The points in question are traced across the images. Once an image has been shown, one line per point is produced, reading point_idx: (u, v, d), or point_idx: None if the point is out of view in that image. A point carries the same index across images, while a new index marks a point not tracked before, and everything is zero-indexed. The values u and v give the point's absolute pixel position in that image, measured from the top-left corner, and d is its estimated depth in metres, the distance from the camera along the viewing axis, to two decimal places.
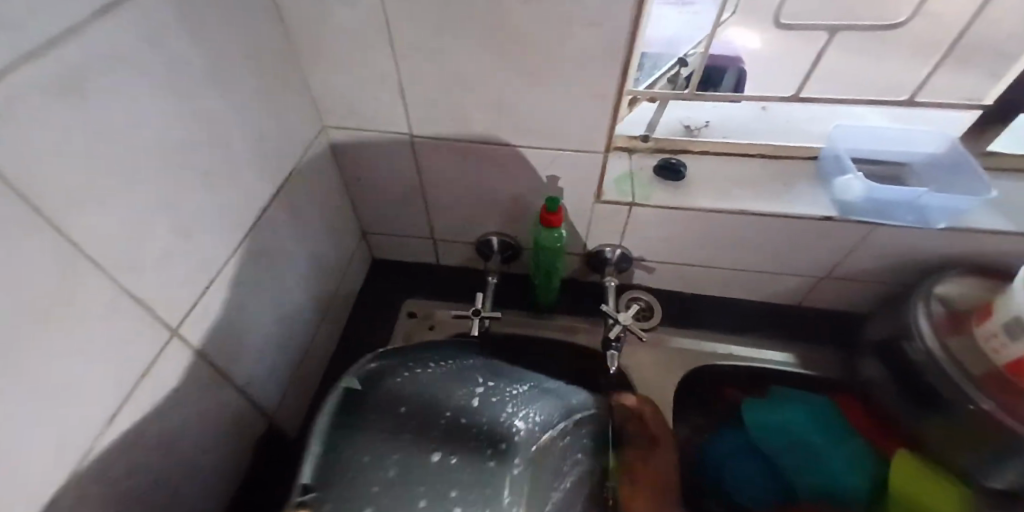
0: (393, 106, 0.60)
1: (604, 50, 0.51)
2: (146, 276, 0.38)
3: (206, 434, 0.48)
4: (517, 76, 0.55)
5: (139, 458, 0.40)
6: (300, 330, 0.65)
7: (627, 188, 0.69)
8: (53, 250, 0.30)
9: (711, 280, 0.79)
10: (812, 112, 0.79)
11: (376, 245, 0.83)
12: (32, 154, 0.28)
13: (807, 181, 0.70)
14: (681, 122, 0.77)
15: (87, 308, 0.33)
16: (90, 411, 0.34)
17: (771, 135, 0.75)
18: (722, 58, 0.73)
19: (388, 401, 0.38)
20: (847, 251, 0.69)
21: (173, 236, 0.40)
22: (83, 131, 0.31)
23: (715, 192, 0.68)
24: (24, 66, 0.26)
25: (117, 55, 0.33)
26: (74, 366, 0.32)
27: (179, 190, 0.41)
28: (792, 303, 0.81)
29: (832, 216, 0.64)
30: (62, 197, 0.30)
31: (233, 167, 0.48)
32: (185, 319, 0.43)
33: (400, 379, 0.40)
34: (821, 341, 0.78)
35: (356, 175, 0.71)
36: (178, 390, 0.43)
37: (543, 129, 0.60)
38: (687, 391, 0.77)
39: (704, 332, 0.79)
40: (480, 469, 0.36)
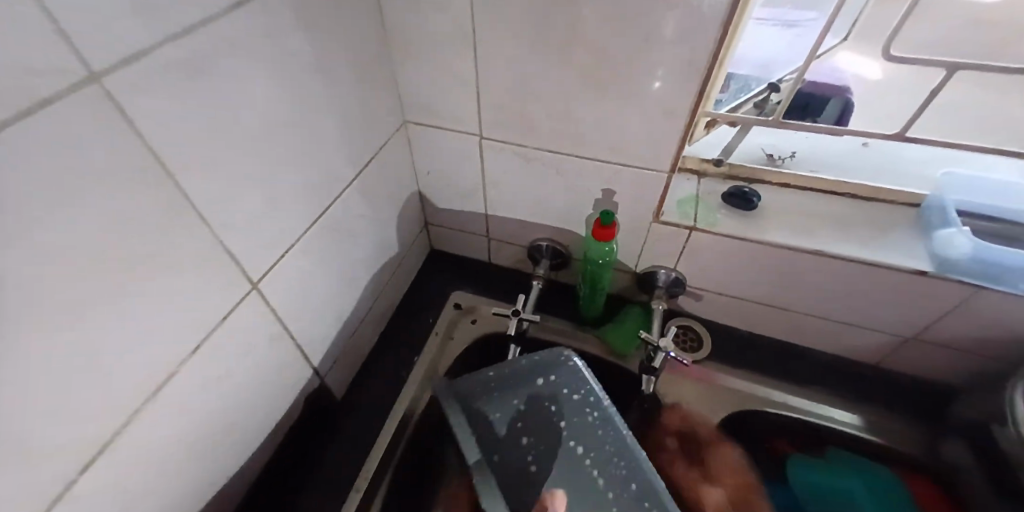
0: (469, 106, 0.63)
1: (683, 70, 0.50)
2: (235, 235, 0.43)
3: (266, 383, 0.53)
4: (592, 90, 0.55)
5: (206, 393, 0.45)
6: (357, 305, 0.69)
7: (691, 212, 0.67)
8: (163, 199, 0.35)
9: (773, 321, 0.73)
10: (921, 154, 0.72)
11: (436, 237, 0.87)
12: (158, 120, 0.33)
13: (901, 229, 0.63)
14: (764, 151, 0.73)
15: (185, 255, 0.39)
16: (175, 341, 0.40)
17: (867, 174, 0.68)
18: (828, 87, 0.72)
19: (506, 422, 0.64)
20: (941, 312, 0.61)
21: (262, 204, 0.46)
22: (201, 105, 0.36)
23: (789, 228, 0.64)
24: (160, 47, 0.32)
25: (237, 43, 0.38)
26: (166, 303, 0.38)
27: (271, 166, 0.46)
28: (869, 362, 0.73)
29: (926, 271, 0.58)
30: (181, 157, 0.36)
31: (320, 150, 0.52)
32: (264, 278, 0.49)
33: (494, 399, 0.65)
34: (900, 408, 0.69)
35: (427, 168, 0.75)
36: (249, 339, 0.49)
37: (610, 143, 0.60)
38: (733, 435, 0.73)
39: (761, 375, 0.73)
40: (572, 443, 0.63)
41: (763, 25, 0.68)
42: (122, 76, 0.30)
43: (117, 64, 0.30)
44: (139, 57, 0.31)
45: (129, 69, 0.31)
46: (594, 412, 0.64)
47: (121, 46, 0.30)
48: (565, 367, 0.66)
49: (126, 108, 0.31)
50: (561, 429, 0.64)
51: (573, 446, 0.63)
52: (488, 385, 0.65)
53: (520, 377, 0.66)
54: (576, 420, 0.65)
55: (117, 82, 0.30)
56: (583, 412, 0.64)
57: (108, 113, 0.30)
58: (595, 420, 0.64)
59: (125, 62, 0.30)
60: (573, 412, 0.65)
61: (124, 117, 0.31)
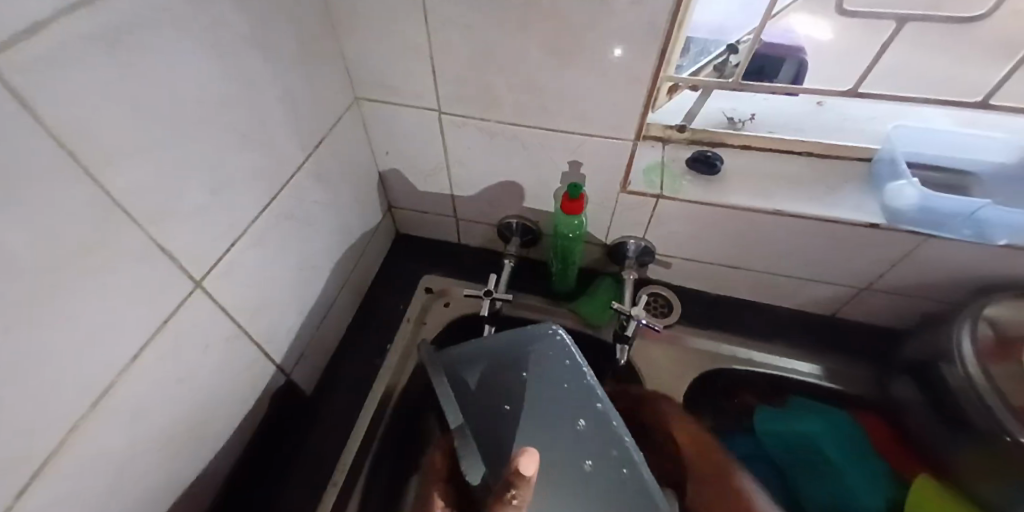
0: (424, 79, 0.60)
1: (642, 31, 0.49)
2: (173, 229, 0.40)
3: (224, 382, 0.51)
4: (552, 57, 0.53)
5: (155, 401, 0.42)
6: (321, 296, 0.66)
7: (656, 179, 0.66)
8: (82, 195, 0.32)
9: (739, 282, 0.75)
10: (871, 109, 0.73)
11: (400, 220, 0.85)
12: (67, 104, 0.29)
13: (855, 184, 0.65)
14: (724, 114, 0.73)
15: (115, 253, 0.35)
16: (115, 348, 0.36)
17: (821, 132, 0.70)
18: (782, 48, 0.72)
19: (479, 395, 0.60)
20: (891, 262, 0.64)
21: (202, 194, 0.42)
22: (120, 86, 0.32)
23: (750, 190, 0.65)
24: (61, 19, 0.28)
25: (156, 14, 0.34)
26: (100, 307, 0.35)
27: (208, 153, 0.42)
28: (828, 314, 0.76)
29: (879, 224, 0.60)
30: (98, 145, 0.32)
31: (264, 133, 0.49)
32: (211, 274, 0.45)
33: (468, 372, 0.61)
34: (854, 354, 0.73)
35: (385, 149, 0.71)
36: (202, 339, 0.46)
37: (573, 112, 0.58)
38: (703, 393, 0.76)
39: (729, 335, 0.75)
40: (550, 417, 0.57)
41: None
42: (16, 53, 0.26)
43: (8, 40, 0.25)
44: (38, 29, 0.27)
45: (25, 46, 0.26)
46: (583, 385, 0.56)
47: (15, 17, 0.25)
48: (547, 339, 0.60)
49: (29, 91, 0.27)
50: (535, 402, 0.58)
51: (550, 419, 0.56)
52: (463, 360, 0.62)
53: (496, 351, 0.61)
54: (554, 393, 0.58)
55: (12, 62, 0.26)
56: (568, 370, 0.58)
57: (8, 97, 0.26)
58: (578, 397, 0.56)
59: (23, 35, 0.26)
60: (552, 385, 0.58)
61: (23, 102, 0.27)
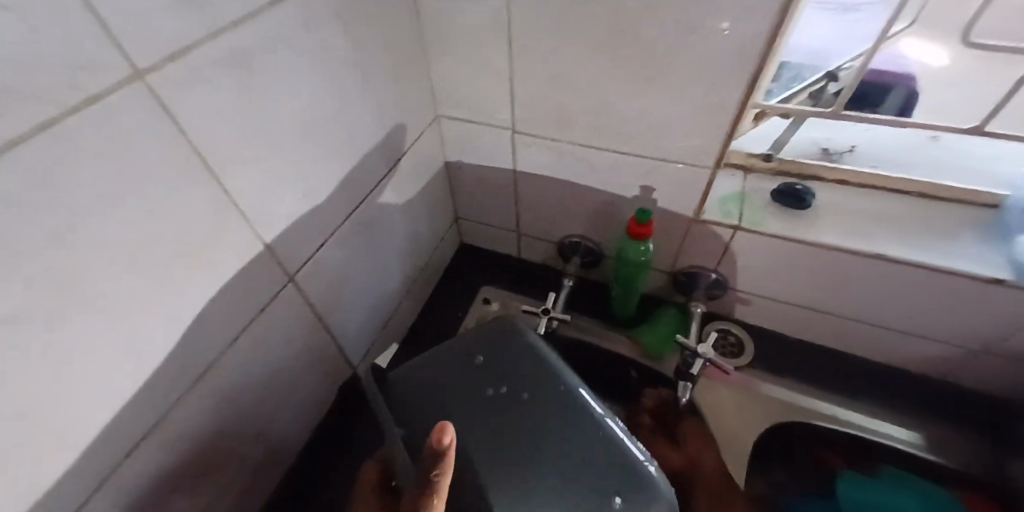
0: (503, 99, 0.61)
1: (734, 58, 0.46)
2: (273, 231, 0.44)
3: (299, 372, 0.55)
4: (634, 82, 0.52)
5: (238, 384, 0.45)
6: (388, 299, 0.70)
7: (735, 210, 0.63)
8: (205, 197, 0.36)
9: (821, 327, 0.68)
10: (1002, 149, 0.64)
11: (466, 232, 0.87)
12: (199, 115, 0.33)
13: (975, 231, 0.57)
14: (817, 144, 0.67)
15: (227, 249, 0.39)
16: (215, 333, 0.41)
17: (934, 170, 0.62)
18: (891, 76, 0.66)
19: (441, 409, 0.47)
20: (1019, 325, 0.55)
21: (298, 200, 0.46)
22: (240, 100, 0.36)
23: (845, 227, 0.59)
24: (202, 45, 0.32)
25: (277, 39, 0.38)
26: (208, 296, 0.39)
27: (306, 163, 0.45)
28: (931, 376, 0.67)
29: (1004, 279, 0.52)
30: (220, 154, 0.36)
31: (353, 146, 0.52)
32: (299, 272, 0.49)
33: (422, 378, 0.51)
34: (958, 424, 0.64)
35: (459, 163, 0.74)
36: (286, 331, 0.50)
37: (651, 137, 0.57)
38: (774, 445, 0.69)
39: (807, 385, 0.68)
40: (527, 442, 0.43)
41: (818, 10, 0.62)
42: (165, 74, 0.30)
43: (160, 62, 0.30)
44: (181, 54, 0.31)
45: (173, 66, 0.30)
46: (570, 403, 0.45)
47: (166, 41, 0.29)
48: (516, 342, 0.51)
49: (169, 106, 0.31)
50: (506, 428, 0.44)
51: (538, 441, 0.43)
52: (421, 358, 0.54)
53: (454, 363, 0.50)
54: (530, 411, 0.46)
55: (160, 80, 0.30)
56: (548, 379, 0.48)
57: (154, 110, 0.30)
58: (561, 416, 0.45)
59: (168, 61, 0.30)
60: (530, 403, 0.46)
61: (168, 115, 0.31)
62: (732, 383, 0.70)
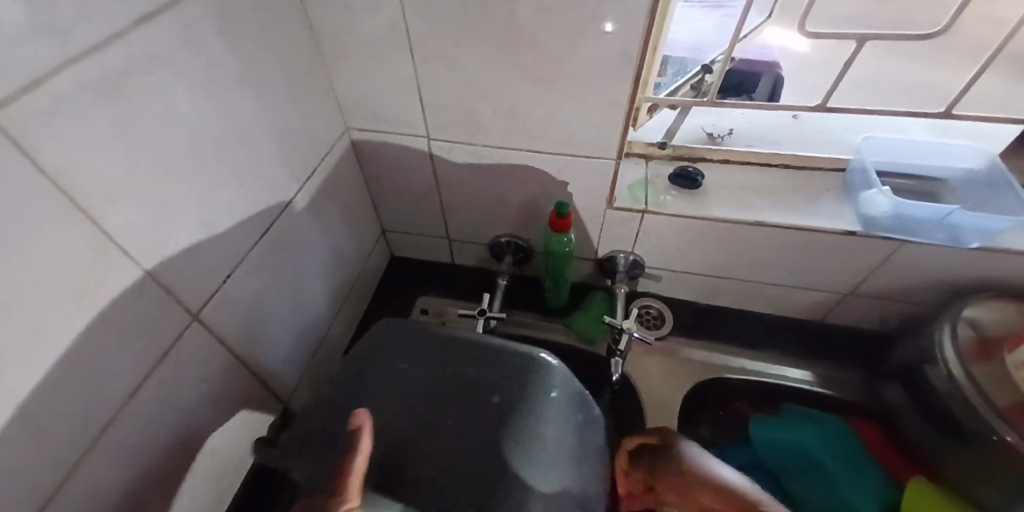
0: (412, 108, 0.62)
1: (619, 57, 0.51)
2: (169, 266, 0.41)
3: (220, 413, 0.51)
4: (534, 84, 0.56)
5: (150, 435, 0.42)
6: (316, 322, 0.67)
7: (642, 195, 0.69)
8: (83, 236, 0.33)
9: (727, 292, 0.77)
10: (845, 122, 0.77)
11: (394, 243, 0.86)
12: (65, 150, 0.30)
13: (830, 194, 0.67)
14: (704, 130, 0.76)
15: (115, 290, 0.36)
16: (112, 385, 0.37)
17: (797, 145, 0.73)
18: (759, 63, 0.76)
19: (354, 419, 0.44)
20: (871, 268, 0.66)
21: (194, 230, 0.43)
22: (113, 128, 0.33)
23: (731, 202, 0.67)
24: (60, 73, 0.29)
25: (151, 62, 0.36)
26: (98, 345, 0.35)
27: (202, 190, 0.43)
28: (815, 320, 0.78)
29: (855, 231, 0.62)
30: (94, 188, 0.33)
31: (257, 168, 0.50)
32: (206, 306, 0.46)
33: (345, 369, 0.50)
34: (839, 359, 0.75)
35: (377, 176, 0.74)
36: (200, 371, 0.47)
37: (556, 135, 0.61)
38: (698, 403, 0.76)
39: (720, 345, 0.77)
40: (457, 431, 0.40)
41: (689, 7, 0.68)
42: (19, 109, 0.27)
43: (11, 94, 0.27)
44: (37, 85, 0.28)
45: (28, 98, 0.27)
46: (492, 395, 0.41)
47: (16, 71, 0.27)
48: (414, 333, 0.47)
49: (27, 144, 0.28)
50: (429, 424, 0.41)
51: (461, 423, 0.40)
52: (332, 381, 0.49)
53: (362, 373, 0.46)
54: (444, 396, 0.42)
55: (16, 113, 0.27)
56: (453, 362, 0.44)
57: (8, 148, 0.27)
58: (478, 398, 0.41)
59: (19, 94, 0.27)
60: (446, 390, 0.42)
61: (25, 153, 0.28)
62: (660, 353, 0.76)
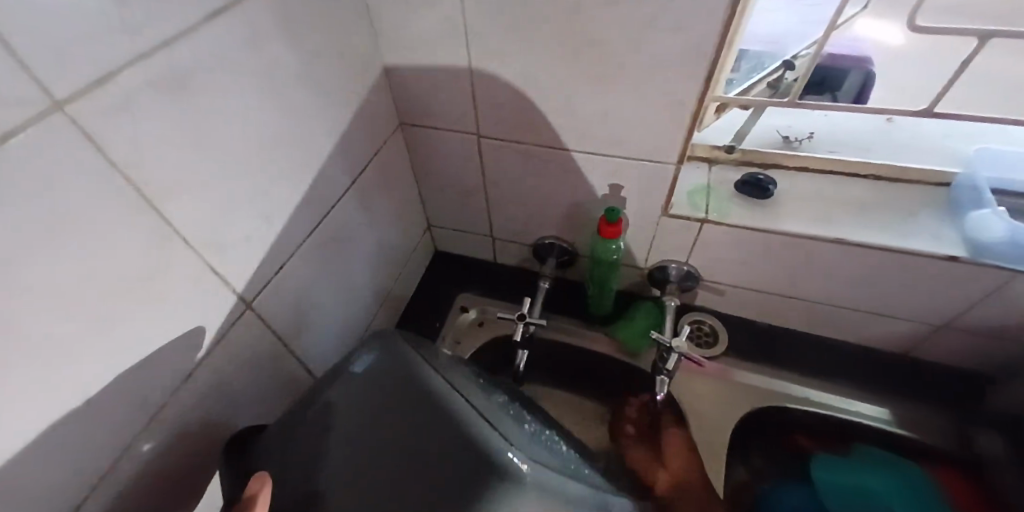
0: (465, 103, 0.60)
1: (693, 53, 0.46)
2: (228, 258, 0.42)
3: (266, 401, 0.53)
4: (594, 81, 0.52)
5: (200, 421, 0.43)
6: (360, 315, 0.68)
7: (703, 203, 0.63)
8: (149, 228, 0.33)
9: (794, 312, 0.70)
10: (951, 128, 0.67)
11: (439, 238, 0.86)
12: (133, 145, 0.31)
13: (930, 211, 0.59)
14: (779, 132, 0.68)
15: (176, 281, 0.37)
16: (168, 373, 0.38)
17: (890, 153, 0.64)
18: (848, 59, 0.67)
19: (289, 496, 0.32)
20: (974, 300, 0.57)
21: (252, 221, 0.43)
22: (178, 123, 0.33)
23: (808, 215, 0.60)
24: (132, 67, 0.29)
25: (215, 56, 0.35)
26: (158, 335, 0.36)
27: (257, 185, 0.43)
28: (898, 351, 0.69)
29: (961, 257, 0.54)
30: (159, 181, 0.33)
31: (309, 163, 0.50)
32: (259, 295, 0.47)
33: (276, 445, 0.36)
34: (925, 398, 0.66)
35: (426, 171, 0.73)
36: (248, 360, 0.48)
37: (615, 136, 0.57)
38: (753, 431, 0.71)
39: (782, 371, 0.70)
40: None
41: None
42: (89, 104, 0.27)
43: (81, 89, 0.27)
44: (110, 79, 0.28)
45: (98, 93, 0.28)
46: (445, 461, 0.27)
47: (87, 66, 0.27)
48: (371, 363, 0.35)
49: (97, 140, 0.28)
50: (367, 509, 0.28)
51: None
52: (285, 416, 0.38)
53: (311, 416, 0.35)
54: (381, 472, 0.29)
55: (85, 108, 0.27)
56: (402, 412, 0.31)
57: (80, 142, 0.27)
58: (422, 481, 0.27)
59: (88, 90, 0.27)
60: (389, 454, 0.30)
61: (96, 147, 0.28)
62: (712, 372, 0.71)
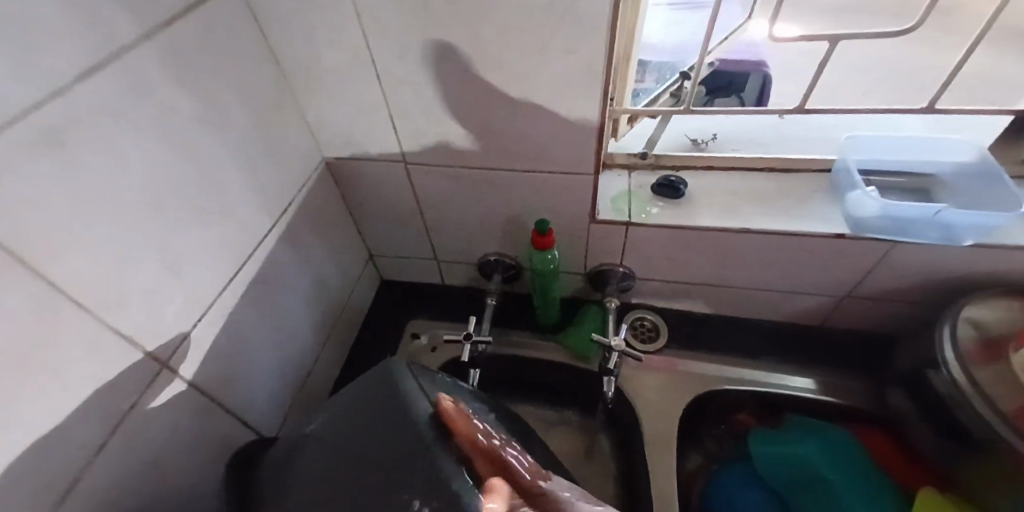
0: (387, 133, 0.62)
1: (588, 72, 0.50)
2: (131, 316, 0.40)
3: (197, 457, 0.51)
4: (504, 104, 0.55)
5: (123, 488, 0.41)
6: (300, 354, 0.67)
7: (625, 207, 0.67)
8: (40, 294, 0.32)
9: (722, 299, 0.75)
10: (831, 120, 0.76)
11: (383, 267, 0.86)
12: (12, 212, 0.30)
13: (818, 196, 0.66)
14: (687, 136, 0.75)
15: (71, 345, 0.35)
16: (77, 442, 0.36)
17: (782, 147, 0.71)
18: (748, 63, 0.75)
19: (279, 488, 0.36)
20: (865, 271, 0.64)
21: (156, 275, 0.42)
22: (62, 182, 0.33)
23: (717, 210, 0.65)
24: (5, 130, 0.28)
25: (99, 111, 0.35)
26: (55, 404, 0.34)
27: (165, 238, 0.43)
28: (815, 324, 0.76)
29: (845, 234, 0.60)
30: (43, 246, 0.32)
31: (225, 208, 0.50)
32: (175, 354, 0.46)
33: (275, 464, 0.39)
34: (841, 364, 0.73)
35: (360, 202, 0.74)
36: (170, 417, 0.46)
37: (533, 153, 0.60)
38: (699, 416, 0.75)
39: (718, 356, 0.75)
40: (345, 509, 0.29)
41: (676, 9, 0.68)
42: None
43: None
44: None
45: None
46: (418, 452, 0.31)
47: None
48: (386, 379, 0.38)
49: None
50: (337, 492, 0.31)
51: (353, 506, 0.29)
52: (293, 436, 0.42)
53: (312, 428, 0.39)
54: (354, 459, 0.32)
55: None
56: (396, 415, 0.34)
57: None
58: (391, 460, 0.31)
59: None
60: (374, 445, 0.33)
61: None
62: (657, 365, 0.75)
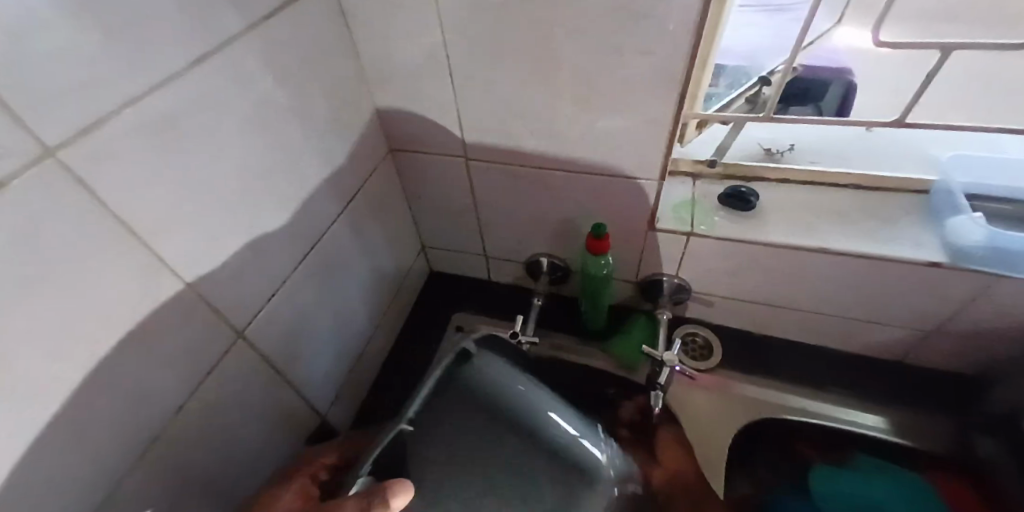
0: (452, 128, 0.62)
1: (667, 75, 0.48)
2: (219, 290, 0.43)
3: (260, 428, 0.53)
4: (573, 104, 0.54)
5: (195, 451, 0.44)
6: (354, 339, 0.69)
7: (688, 217, 0.64)
8: (141, 266, 0.35)
9: (787, 321, 0.70)
10: (928, 135, 0.69)
11: (434, 259, 0.87)
12: (122, 188, 0.32)
13: (911, 219, 0.59)
14: (761, 145, 0.70)
15: (160, 314, 0.38)
16: (161, 405, 0.39)
17: (870, 163, 0.66)
18: (828, 70, 0.69)
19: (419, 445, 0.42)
20: (960, 306, 0.58)
21: (239, 253, 0.45)
22: (164, 163, 0.35)
23: (794, 227, 0.61)
24: (120, 113, 0.31)
25: (204, 97, 0.37)
26: (144, 367, 0.37)
27: (247, 219, 0.45)
28: (893, 357, 0.69)
29: (942, 262, 0.54)
30: (149, 221, 0.34)
31: (298, 193, 0.52)
32: (251, 326, 0.48)
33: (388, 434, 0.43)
34: (927, 404, 0.66)
35: (418, 194, 0.75)
36: (241, 387, 0.49)
37: (598, 156, 0.59)
38: (753, 443, 0.71)
39: (778, 382, 0.70)
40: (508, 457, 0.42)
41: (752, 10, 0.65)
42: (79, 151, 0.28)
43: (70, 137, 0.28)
44: (97, 126, 0.29)
45: (88, 139, 0.29)
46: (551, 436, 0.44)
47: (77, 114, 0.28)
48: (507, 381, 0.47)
49: (87, 182, 0.29)
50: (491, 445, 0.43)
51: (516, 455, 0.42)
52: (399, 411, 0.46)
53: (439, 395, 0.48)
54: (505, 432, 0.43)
55: (76, 154, 0.28)
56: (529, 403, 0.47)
57: (72, 188, 0.29)
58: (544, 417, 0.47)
59: (80, 134, 0.28)
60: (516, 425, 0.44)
61: (86, 189, 0.29)
62: (708, 385, 0.71)
